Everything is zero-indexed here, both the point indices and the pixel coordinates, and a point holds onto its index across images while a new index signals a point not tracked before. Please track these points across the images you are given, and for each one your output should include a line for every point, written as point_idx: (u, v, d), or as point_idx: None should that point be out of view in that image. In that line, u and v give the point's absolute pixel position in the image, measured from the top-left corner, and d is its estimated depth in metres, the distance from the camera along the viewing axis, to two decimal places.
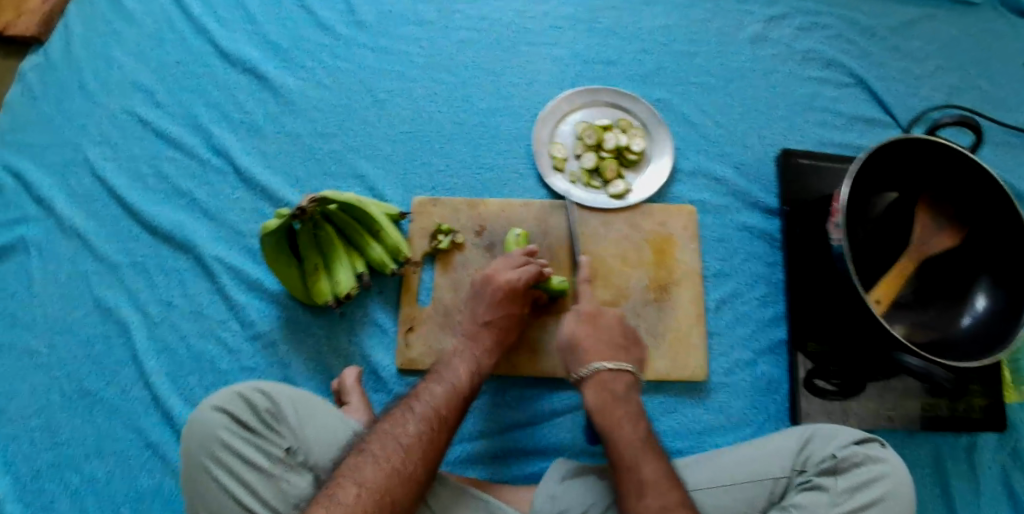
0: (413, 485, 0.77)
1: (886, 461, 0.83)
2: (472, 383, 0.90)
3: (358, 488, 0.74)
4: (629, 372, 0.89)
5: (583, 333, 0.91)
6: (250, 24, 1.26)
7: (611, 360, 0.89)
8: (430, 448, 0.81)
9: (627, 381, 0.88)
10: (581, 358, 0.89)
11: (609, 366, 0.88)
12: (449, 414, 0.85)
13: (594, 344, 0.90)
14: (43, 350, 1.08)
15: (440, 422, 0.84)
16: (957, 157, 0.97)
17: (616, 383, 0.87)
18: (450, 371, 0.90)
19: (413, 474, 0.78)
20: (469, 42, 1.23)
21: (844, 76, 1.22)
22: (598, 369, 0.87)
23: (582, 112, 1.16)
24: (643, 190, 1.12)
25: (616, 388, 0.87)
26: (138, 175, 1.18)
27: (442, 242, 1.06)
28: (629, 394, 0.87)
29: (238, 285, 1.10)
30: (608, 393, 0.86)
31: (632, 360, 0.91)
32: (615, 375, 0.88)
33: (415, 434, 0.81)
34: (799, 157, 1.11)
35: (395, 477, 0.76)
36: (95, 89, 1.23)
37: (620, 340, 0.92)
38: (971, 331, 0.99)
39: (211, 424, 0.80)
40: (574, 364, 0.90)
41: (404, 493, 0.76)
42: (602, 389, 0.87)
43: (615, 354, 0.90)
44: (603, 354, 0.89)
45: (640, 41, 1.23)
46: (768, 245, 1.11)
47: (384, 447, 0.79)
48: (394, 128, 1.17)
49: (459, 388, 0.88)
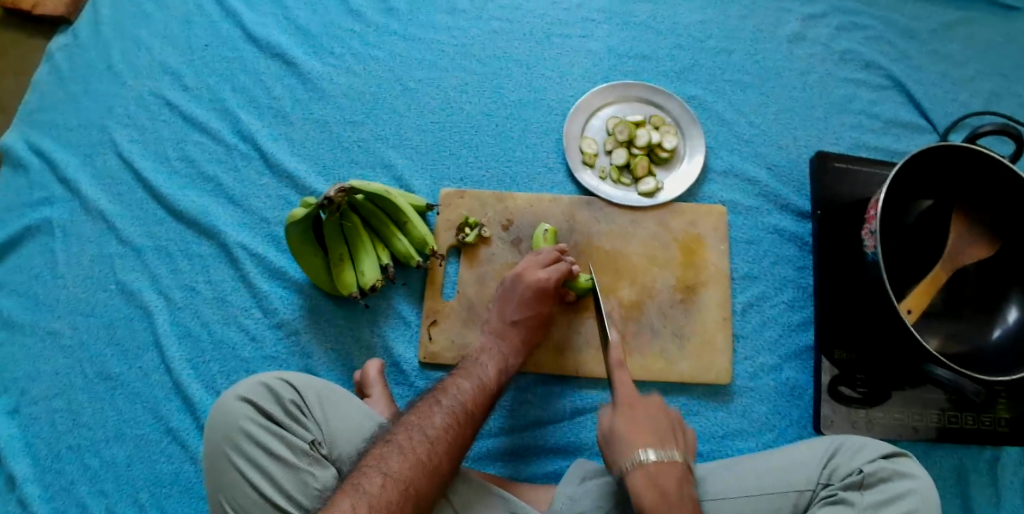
0: (437, 478, 0.77)
1: (912, 476, 0.82)
2: (498, 381, 0.90)
3: (383, 478, 0.73)
4: (678, 462, 0.79)
5: (624, 426, 0.83)
6: (280, 9, 1.24)
7: (659, 448, 0.80)
8: (456, 441, 0.80)
9: (678, 474, 0.78)
10: (624, 449, 0.80)
11: (654, 457, 0.79)
12: (475, 410, 0.85)
13: (637, 434, 0.81)
14: (66, 332, 1.10)
15: (465, 415, 0.83)
16: (1000, 168, 0.95)
17: (666, 477, 0.77)
18: (478, 368, 0.90)
19: (438, 467, 0.77)
20: (502, 33, 1.20)
21: (881, 79, 1.19)
22: (643, 459, 0.78)
23: (614, 108, 1.14)
24: (673, 189, 1.10)
25: (666, 484, 0.77)
26: (164, 158, 1.17)
27: (469, 235, 1.05)
28: (682, 491, 0.77)
29: (262, 273, 1.09)
30: (660, 491, 0.76)
31: (679, 448, 0.82)
32: (663, 466, 0.78)
33: (441, 426, 0.80)
34: (835, 158, 1.08)
35: (421, 468, 0.76)
36: (122, 70, 1.22)
37: (666, 429, 0.83)
38: (1002, 345, 0.97)
39: (237, 414, 0.80)
40: (617, 458, 0.80)
41: (428, 485, 0.76)
42: (649, 481, 0.77)
43: (661, 443, 0.81)
44: (648, 444, 0.80)
45: (675, 37, 1.20)
46: (799, 248, 1.09)
47: (410, 439, 0.78)
48: (423, 119, 1.16)
49: (484, 384, 0.88)
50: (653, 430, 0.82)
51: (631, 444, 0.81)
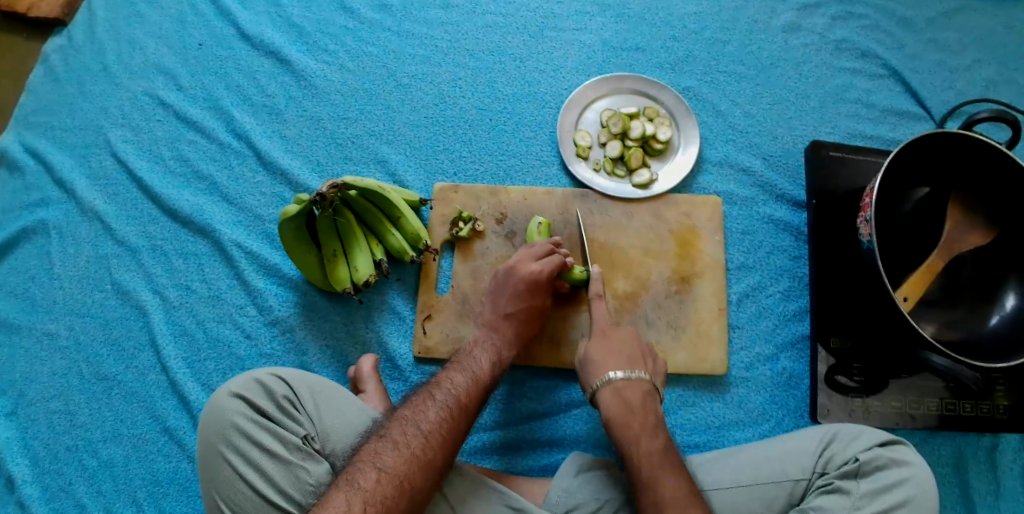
0: (432, 471, 0.76)
1: (908, 464, 0.82)
2: (493, 375, 0.90)
3: (377, 473, 0.74)
4: (644, 380, 0.87)
5: (596, 351, 0.90)
6: (273, 6, 1.24)
7: (625, 369, 0.88)
8: (450, 435, 0.80)
9: (643, 390, 0.86)
10: (595, 370, 0.88)
11: (622, 376, 0.87)
12: (469, 403, 0.84)
13: (607, 357, 0.89)
14: (62, 333, 1.10)
15: (460, 409, 0.83)
16: (993, 152, 0.94)
17: (633, 392, 0.86)
18: (471, 362, 0.90)
19: (433, 461, 0.77)
20: (495, 27, 1.20)
21: (877, 67, 1.18)
22: (611, 379, 0.86)
23: (607, 100, 1.14)
24: (667, 180, 1.09)
25: (631, 398, 0.85)
26: (158, 157, 1.17)
27: (462, 229, 1.04)
28: (646, 403, 0.85)
29: (257, 270, 1.09)
30: (625, 403, 0.85)
31: (648, 370, 0.89)
32: (630, 384, 0.86)
33: (436, 420, 0.80)
34: (831, 148, 1.07)
35: (416, 462, 0.76)
36: (117, 71, 1.22)
37: (636, 352, 0.90)
38: (999, 332, 0.96)
39: (230, 410, 0.80)
40: (589, 377, 0.89)
41: (424, 479, 0.75)
42: (616, 397, 0.85)
43: (630, 365, 0.88)
44: (617, 365, 0.88)
45: (669, 28, 1.20)
46: (795, 238, 1.08)
47: (404, 433, 0.78)
48: (416, 114, 1.15)
49: (479, 378, 0.88)
50: (624, 353, 0.90)
51: (601, 365, 0.89)
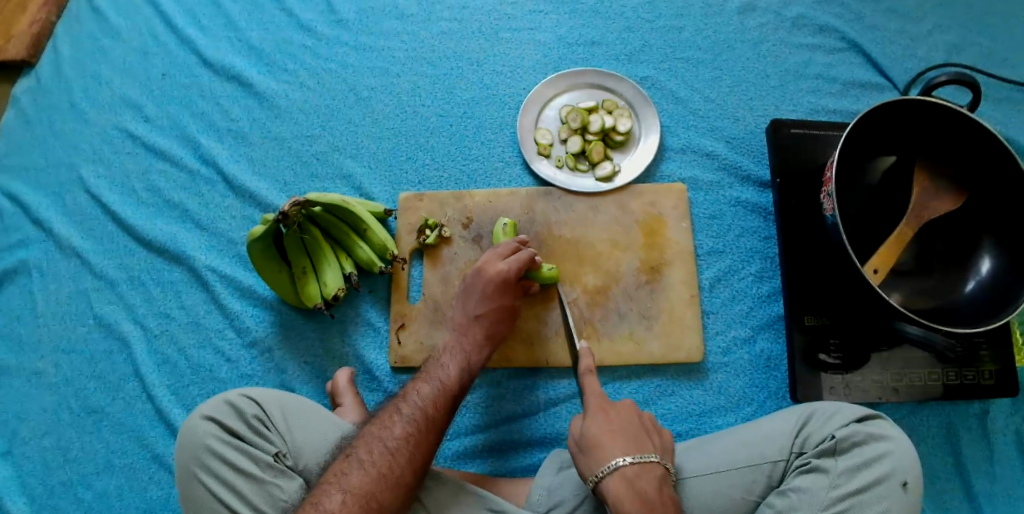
0: (401, 488, 0.77)
1: (887, 438, 0.81)
2: (464, 381, 0.90)
3: (343, 494, 0.74)
4: (656, 464, 0.79)
5: (596, 431, 0.81)
6: (232, 32, 1.26)
7: (634, 453, 0.79)
8: (418, 449, 0.80)
9: (658, 477, 0.78)
10: (599, 456, 0.78)
11: (632, 461, 0.77)
12: (437, 413, 0.84)
13: (612, 441, 0.80)
14: (50, 370, 1.12)
15: (427, 422, 0.82)
16: (957, 117, 0.94)
17: (646, 482, 0.77)
18: (439, 370, 0.90)
19: (400, 477, 0.77)
20: (450, 33, 1.21)
21: (836, 40, 1.17)
22: (620, 465, 0.77)
23: (566, 96, 1.14)
24: (631, 171, 1.09)
25: (647, 488, 0.76)
26: (131, 189, 1.19)
27: (429, 237, 1.05)
28: (663, 493, 0.77)
29: (232, 293, 1.11)
30: (640, 498, 0.75)
31: (656, 450, 0.81)
32: (643, 471, 0.77)
33: (402, 436, 0.80)
34: (790, 125, 1.06)
35: (381, 480, 0.76)
36: (86, 108, 1.24)
37: (641, 431, 0.82)
38: (975, 297, 0.96)
39: (202, 433, 0.81)
40: (592, 465, 0.79)
41: (391, 496, 0.76)
42: (628, 487, 0.76)
43: (638, 447, 0.79)
44: (624, 448, 0.79)
45: (624, 19, 1.19)
46: (763, 218, 1.07)
47: (370, 452, 0.79)
48: (378, 126, 1.16)
49: (446, 387, 0.87)
50: (630, 434, 0.81)
51: (605, 448, 0.79)
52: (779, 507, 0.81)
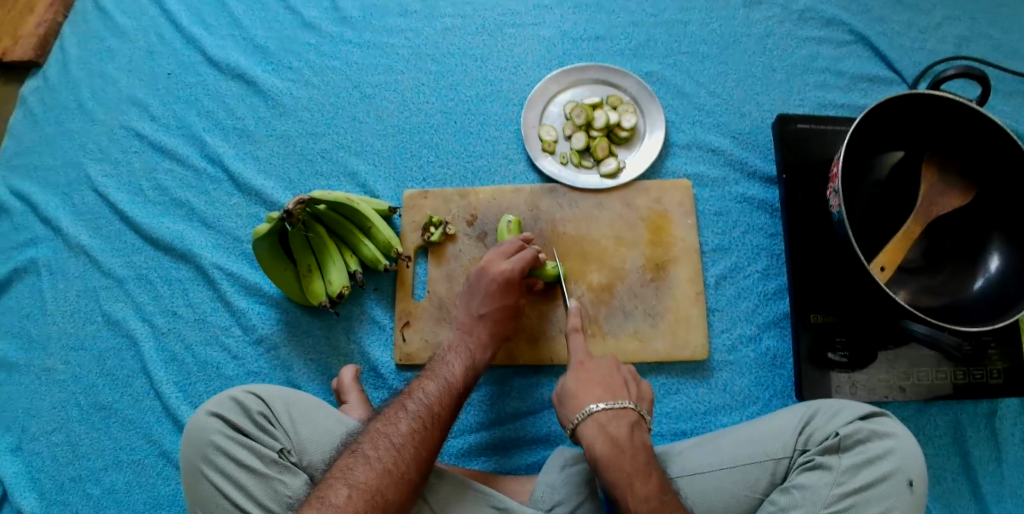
0: (406, 484, 0.77)
1: (891, 435, 0.81)
2: (468, 379, 0.90)
3: (349, 489, 0.75)
4: (629, 409, 0.83)
5: (574, 382, 0.86)
6: (237, 29, 1.26)
7: (608, 400, 0.83)
8: (423, 445, 0.80)
9: (630, 422, 0.82)
10: (574, 403, 0.84)
11: (604, 407, 0.82)
12: (442, 411, 0.84)
13: (588, 391, 0.85)
14: (59, 368, 1.13)
15: (433, 418, 0.83)
16: (966, 112, 0.93)
17: (616, 425, 0.81)
18: (444, 367, 0.90)
19: (405, 473, 0.78)
20: (454, 29, 1.20)
21: (844, 34, 1.16)
22: (592, 411, 0.82)
23: (570, 92, 1.13)
24: (635, 167, 1.09)
25: (618, 432, 0.81)
26: (138, 188, 1.20)
27: (433, 234, 1.05)
28: (634, 437, 0.81)
29: (238, 290, 1.11)
30: (611, 441, 0.80)
31: (632, 398, 0.85)
32: (613, 416, 0.82)
33: (407, 432, 0.81)
34: (798, 121, 1.05)
35: (387, 475, 0.77)
36: (93, 107, 1.25)
37: (618, 380, 0.86)
38: (984, 295, 0.95)
39: (208, 428, 0.82)
40: (570, 413, 0.84)
41: (396, 492, 0.76)
42: (600, 430, 0.81)
43: (611, 395, 0.84)
44: (597, 396, 0.84)
45: (629, 14, 1.18)
46: (769, 215, 1.07)
47: (375, 447, 0.79)
48: (382, 123, 1.16)
49: (451, 384, 0.88)
50: (606, 383, 0.85)
51: (581, 398, 0.84)
52: (782, 505, 0.81)
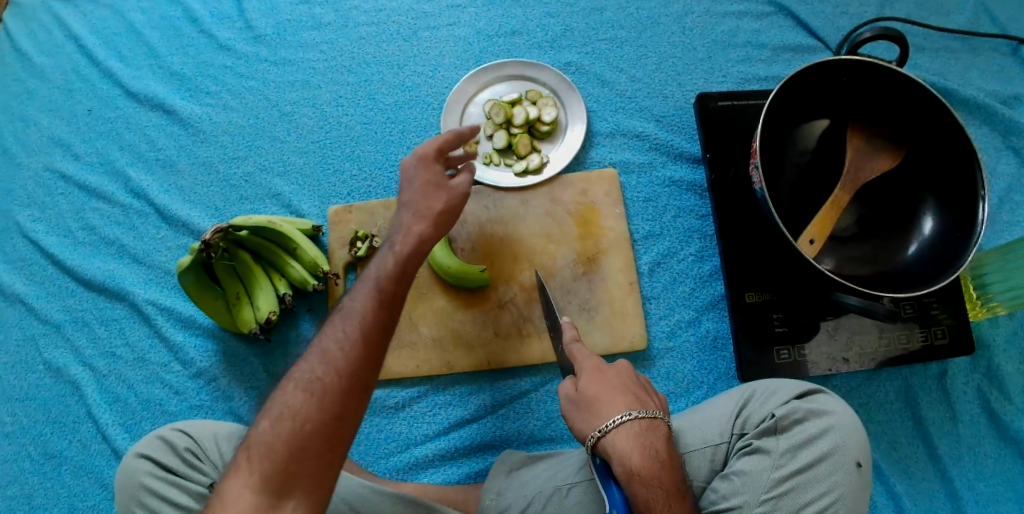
0: (328, 389, 0.68)
1: (828, 413, 0.79)
2: (375, 301, 0.74)
3: (249, 448, 0.67)
4: (660, 421, 0.76)
5: (596, 388, 0.77)
6: (154, 59, 1.24)
7: (638, 409, 0.75)
8: (347, 350, 0.70)
9: (663, 436, 0.75)
10: (599, 416, 0.75)
11: (639, 419, 0.74)
12: (368, 316, 0.72)
13: (614, 399, 0.76)
14: (6, 421, 1.11)
15: (356, 316, 0.72)
16: (885, 72, 0.90)
17: (653, 438, 0.74)
18: (376, 268, 0.78)
19: (302, 413, 0.67)
20: (369, 37, 1.18)
21: (764, 5, 1.13)
22: (627, 424, 0.74)
23: (489, 91, 1.11)
24: (560, 161, 1.06)
25: (655, 446, 0.74)
26: (67, 230, 1.18)
27: (360, 249, 1.03)
28: (669, 452, 0.75)
29: (174, 324, 1.10)
30: (651, 455, 0.73)
31: (659, 407, 0.78)
32: (649, 429, 0.75)
33: (303, 368, 0.70)
34: (718, 98, 1.03)
35: (303, 388, 0.68)
36: (16, 151, 1.22)
37: (638, 388, 0.79)
38: (918, 259, 0.92)
39: (137, 471, 0.82)
40: (590, 424, 0.75)
41: (296, 435, 0.65)
42: (637, 444, 0.73)
43: (642, 405, 0.76)
44: (627, 407, 0.75)
45: (543, 5, 1.16)
46: (698, 197, 1.05)
47: (276, 395, 0.69)
48: (302, 140, 1.14)
49: (353, 308, 0.73)
50: (630, 390, 0.78)
51: (606, 409, 0.75)
52: (723, 492, 0.78)
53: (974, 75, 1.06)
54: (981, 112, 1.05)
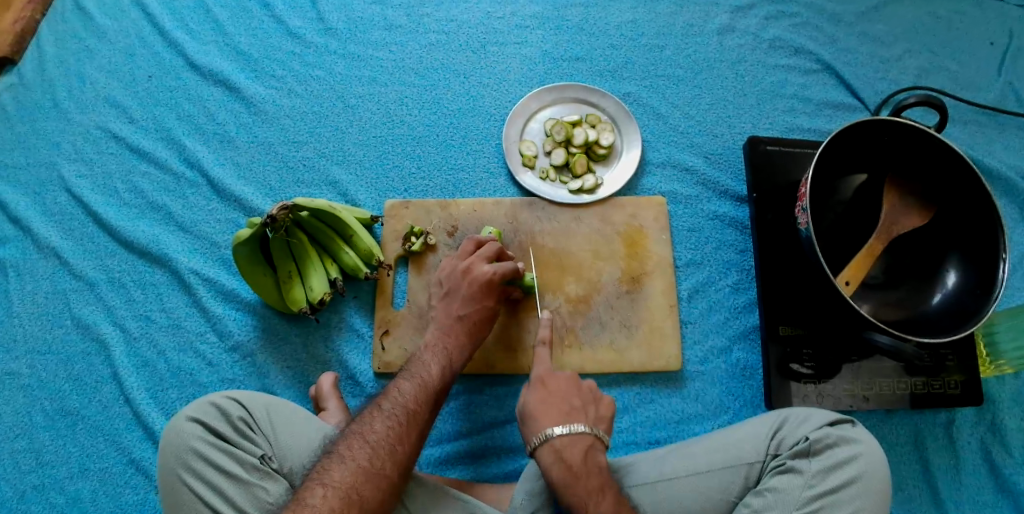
0: (382, 480, 0.76)
1: (858, 441, 0.84)
2: (423, 393, 0.85)
3: (324, 488, 0.73)
4: (586, 433, 0.83)
5: (534, 400, 0.86)
6: (221, 36, 1.25)
7: (564, 423, 0.83)
8: (400, 443, 0.79)
9: (586, 446, 0.82)
10: (533, 426, 0.84)
11: (562, 432, 0.82)
12: (419, 408, 0.83)
13: (547, 412, 0.85)
14: (24, 372, 1.08)
15: (408, 415, 0.82)
16: (924, 137, 0.98)
17: (572, 449, 0.81)
18: (420, 367, 0.89)
19: (381, 470, 0.76)
20: (438, 44, 1.23)
21: (811, 62, 1.22)
22: (550, 436, 0.82)
23: (551, 109, 1.17)
24: (613, 183, 1.12)
25: (573, 457, 0.81)
26: (113, 190, 1.17)
27: (415, 244, 1.07)
28: (588, 461, 0.81)
29: (214, 296, 1.10)
30: (566, 466, 0.80)
31: (588, 421, 0.85)
32: (570, 443, 0.82)
33: (382, 430, 0.79)
34: (767, 142, 1.10)
35: (362, 470, 0.75)
36: (68, 107, 1.21)
37: (574, 401, 0.86)
38: (942, 308, 0.99)
39: (188, 435, 0.81)
40: (528, 433, 0.84)
41: (372, 490, 0.75)
42: (555, 457, 0.81)
43: (568, 418, 0.84)
44: (556, 420, 0.84)
45: (608, 37, 1.23)
46: (739, 232, 1.11)
47: (351, 447, 0.77)
48: (364, 134, 1.18)
49: (422, 379, 0.87)
50: (563, 404, 0.86)
51: (539, 420, 0.84)
52: (756, 507, 0.82)
53: (997, 150, 1.16)
54: (1000, 185, 1.14)
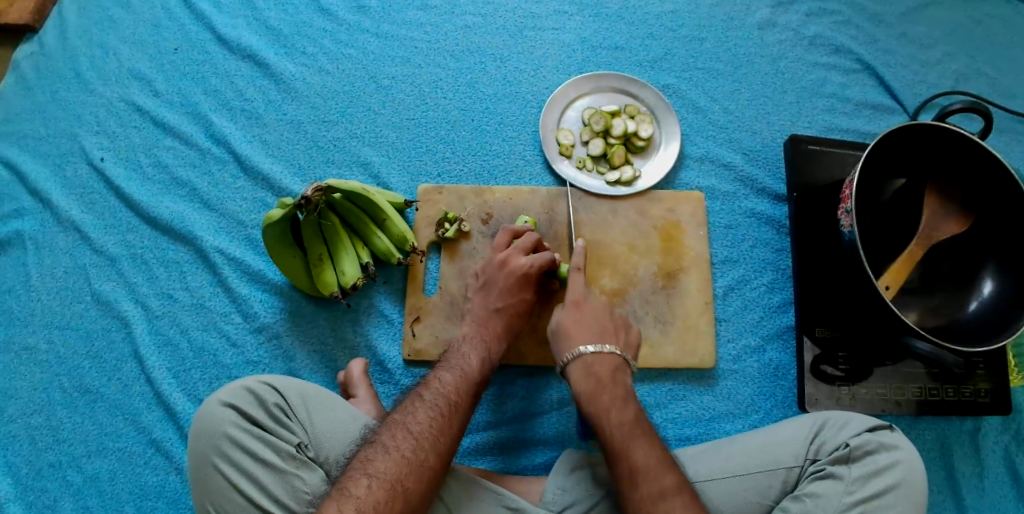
0: (426, 471, 0.75)
1: (898, 448, 0.84)
2: (464, 384, 0.85)
3: (368, 479, 0.72)
4: (616, 354, 0.87)
5: (567, 320, 0.89)
6: (250, 10, 1.22)
7: (594, 343, 0.87)
8: (442, 434, 0.78)
9: (614, 364, 0.86)
10: (565, 344, 0.88)
11: (592, 349, 0.86)
12: (460, 399, 0.83)
13: (579, 331, 0.88)
14: (42, 347, 1.05)
15: (450, 407, 0.81)
16: (968, 144, 0.97)
17: (602, 365, 0.85)
18: (460, 359, 0.88)
19: (425, 461, 0.75)
20: (474, 27, 1.20)
21: (852, 62, 1.20)
22: (581, 352, 0.86)
23: (589, 98, 1.15)
24: (651, 176, 1.10)
25: (601, 371, 0.85)
26: (136, 164, 1.14)
27: (448, 231, 1.04)
28: (615, 377, 0.85)
29: (240, 276, 1.07)
30: (593, 378, 0.84)
31: (619, 344, 0.89)
32: (599, 358, 0.86)
33: (425, 421, 0.79)
34: (808, 141, 1.09)
35: (407, 463, 0.74)
36: (91, 78, 1.19)
37: (608, 326, 0.90)
38: (978, 317, 0.99)
39: (223, 420, 0.79)
40: (559, 351, 0.88)
41: (417, 481, 0.74)
42: (586, 371, 0.85)
43: (599, 338, 0.88)
44: (587, 338, 0.87)
45: (647, 26, 1.21)
46: (776, 231, 1.10)
47: (394, 437, 0.77)
48: (397, 116, 1.15)
49: (463, 370, 0.86)
50: (596, 327, 0.89)
51: (572, 338, 0.88)
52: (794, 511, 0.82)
53: None
54: None
